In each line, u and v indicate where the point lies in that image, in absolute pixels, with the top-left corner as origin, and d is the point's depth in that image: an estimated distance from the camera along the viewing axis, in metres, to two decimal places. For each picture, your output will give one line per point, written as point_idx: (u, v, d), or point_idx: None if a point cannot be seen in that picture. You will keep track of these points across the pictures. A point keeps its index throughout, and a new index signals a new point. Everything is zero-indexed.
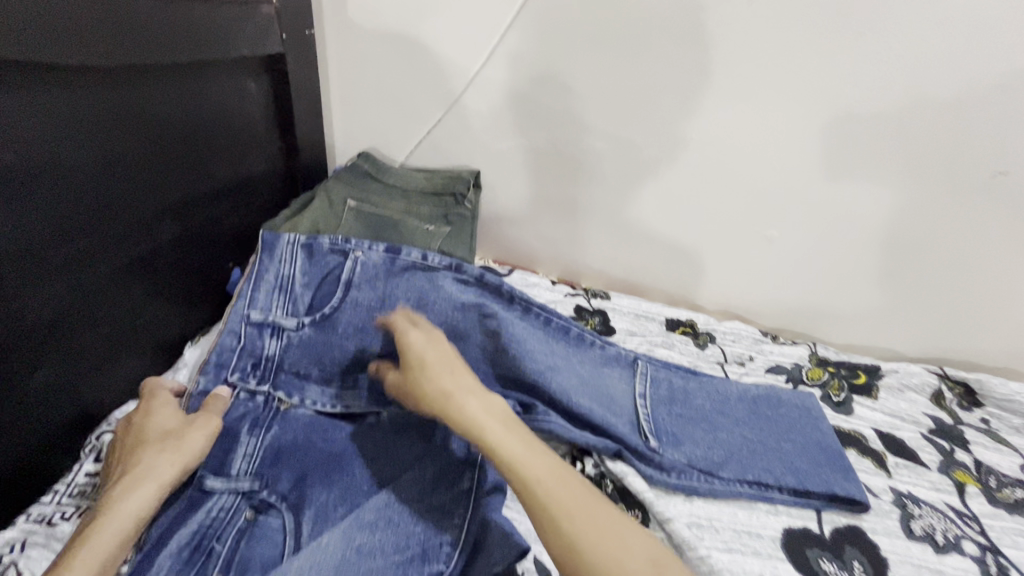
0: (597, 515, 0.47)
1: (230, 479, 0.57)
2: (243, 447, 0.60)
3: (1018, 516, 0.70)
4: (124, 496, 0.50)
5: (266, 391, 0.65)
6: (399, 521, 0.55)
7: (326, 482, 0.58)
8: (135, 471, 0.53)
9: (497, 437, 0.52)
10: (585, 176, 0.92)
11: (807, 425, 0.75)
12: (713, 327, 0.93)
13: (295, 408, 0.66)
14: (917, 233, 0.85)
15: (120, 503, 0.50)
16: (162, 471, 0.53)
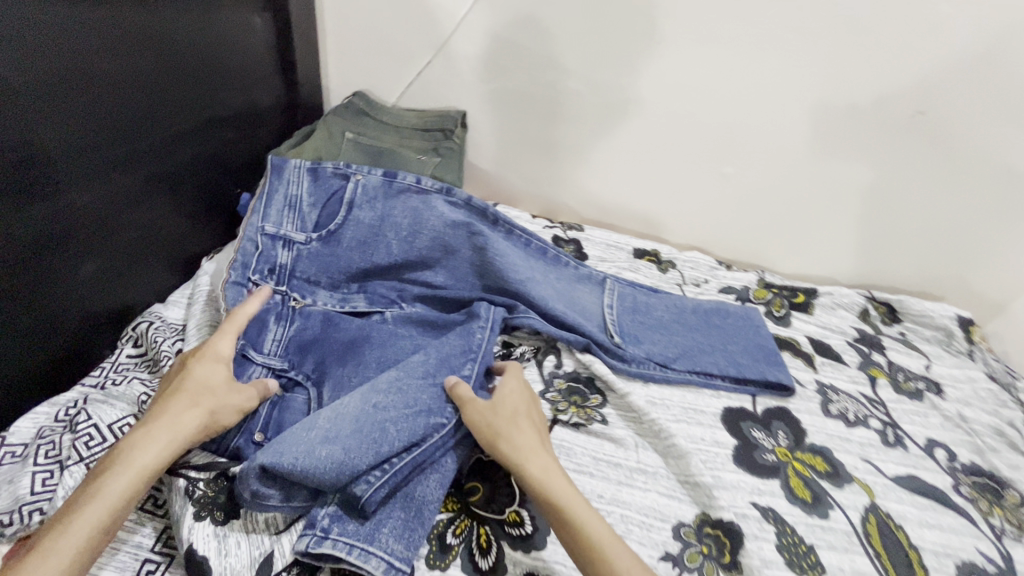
0: None
1: (264, 355, 0.69)
2: (271, 332, 0.71)
3: (917, 401, 0.84)
4: (146, 444, 0.52)
5: (282, 292, 0.75)
6: (410, 386, 0.60)
7: (340, 361, 0.68)
8: (163, 418, 0.54)
9: (576, 507, 0.51)
10: (563, 116, 1.01)
11: (748, 331, 0.88)
12: (674, 256, 1.05)
13: (308, 306, 0.76)
14: (851, 168, 0.97)
15: (141, 450, 0.52)
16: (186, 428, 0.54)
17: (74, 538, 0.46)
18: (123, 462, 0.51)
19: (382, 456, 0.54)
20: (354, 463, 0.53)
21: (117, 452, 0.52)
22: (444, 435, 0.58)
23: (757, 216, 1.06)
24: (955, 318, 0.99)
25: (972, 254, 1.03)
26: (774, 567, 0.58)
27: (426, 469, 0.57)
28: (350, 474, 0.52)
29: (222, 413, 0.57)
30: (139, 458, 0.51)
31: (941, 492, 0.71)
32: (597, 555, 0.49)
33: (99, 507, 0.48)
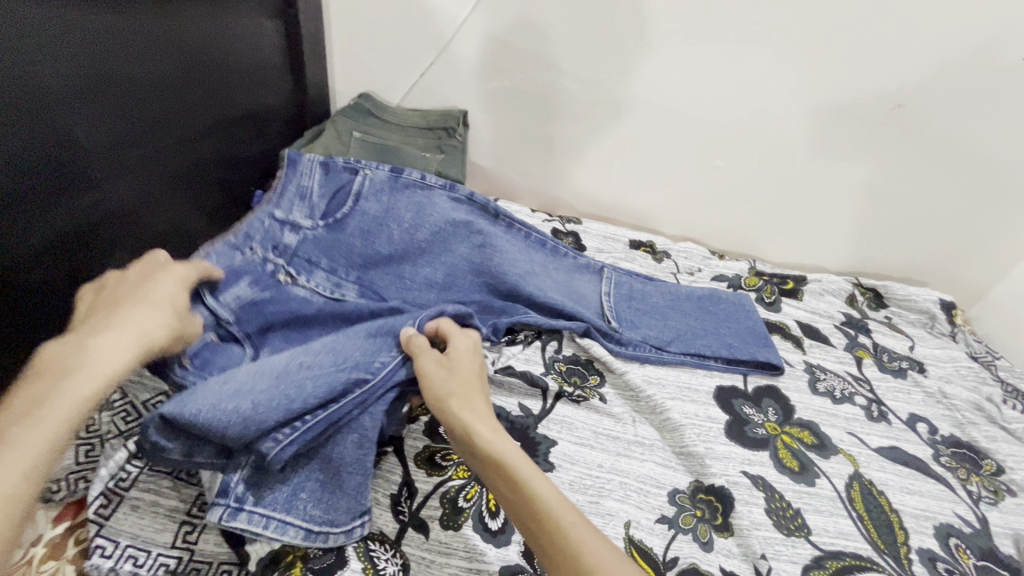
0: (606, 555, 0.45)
1: (219, 303, 0.68)
2: (239, 288, 0.70)
3: (900, 379, 0.89)
4: (109, 346, 0.49)
5: (277, 265, 0.76)
6: (344, 349, 0.60)
7: (285, 336, 0.71)
8: (124, 324, 0.52)
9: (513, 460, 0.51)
10: (560, 114, 1.06)
11: (740, 315, 0.93)
12: (669, 247, 1.10)
13: (294, 284, 0.76)
14: (836, 160, 1.01)
15: (107, 351, 0.49)
16: (109, 363, 0.48)
17: (47, 434, 0.43)
18: (90, 362, 0.47)
19: (293, 412, 0.52)
20: (263, 418, 0.50)
21: (76, 352, 0.48)
22: (365, 391, 0.57)
23: (747, 208, 1.11)
24: (938, 302, 1.03)
25: (954, 241, 1.08)
26: (763, 528, 0.62)
27: (341, 429, 0.56)
28: (259, 429, 0.50)
29: (182, 334, 0.56)
30: (108, 359, 0.48)
31: (921, 462, 0.75)
32: (549, 524, 0.47)
33: (68, 404, 0.45)
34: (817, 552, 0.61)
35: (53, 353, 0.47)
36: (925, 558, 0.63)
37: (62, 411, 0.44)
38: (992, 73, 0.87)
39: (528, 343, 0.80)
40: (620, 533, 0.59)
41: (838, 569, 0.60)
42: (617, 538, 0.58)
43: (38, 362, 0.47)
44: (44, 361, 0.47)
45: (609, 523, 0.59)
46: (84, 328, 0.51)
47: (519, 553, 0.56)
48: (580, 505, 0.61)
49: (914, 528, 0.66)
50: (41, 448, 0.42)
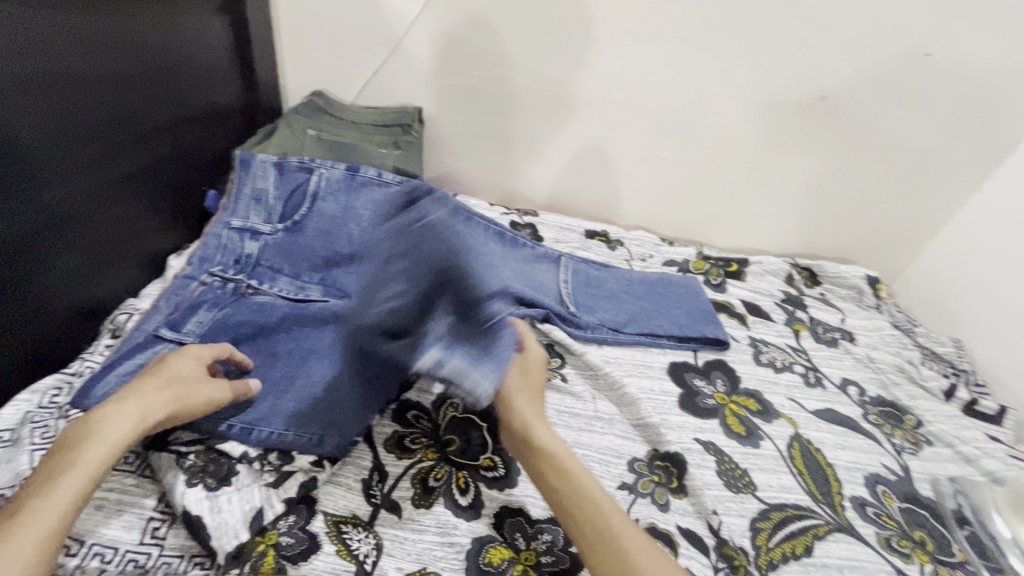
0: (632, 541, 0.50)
1: (181, 332, 0.70)
2: (199, 315, 0.73)
3: (833, 348, 0.97)
4: (109, 420, 0.51)
5: (238, 281, 0.79)
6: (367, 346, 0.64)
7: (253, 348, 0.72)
8: (130, 396, 0.53)
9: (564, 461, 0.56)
10: (513, 109, 1.09)
11: (690, 296, 0.99)
12: (622, 236, 1.16)
13: (259, 293, 0.79)
14: (770, 148, 1.08)
15: (106, 427, 0.51)
16: (93, 454, 0.49)
17: (54, 503, 0.46)
18: (90, 436, 0.50)
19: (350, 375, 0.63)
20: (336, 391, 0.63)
21: (82, 429, 0.51)
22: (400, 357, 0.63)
23: (693, 197, 1.18)
24: (864, 277, 1.14)
25: (877, 223, 1.18)
26: (714, 488, 0.67)
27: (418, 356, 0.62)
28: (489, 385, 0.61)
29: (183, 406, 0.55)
30: (109, 436, 0.50)
31: (852, 421, 0.83)
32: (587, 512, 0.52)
33: (77, 478, 0.48)
34: (763, 505, 0.66)
35: (68, 431, 0.51)
36: (856, 504, 0.70)
37: (67, 485, 0.47)
38: (900, 66, 0.97)
39: None
40: None
41: (781, 519, 0.65)
42: None
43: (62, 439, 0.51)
44: (64, 437, 0.51)
45: None
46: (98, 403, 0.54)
47: (490, 525, 0.58)
48: None
49: (846, 479, 0.73)
50: (52, 514, 0.46)
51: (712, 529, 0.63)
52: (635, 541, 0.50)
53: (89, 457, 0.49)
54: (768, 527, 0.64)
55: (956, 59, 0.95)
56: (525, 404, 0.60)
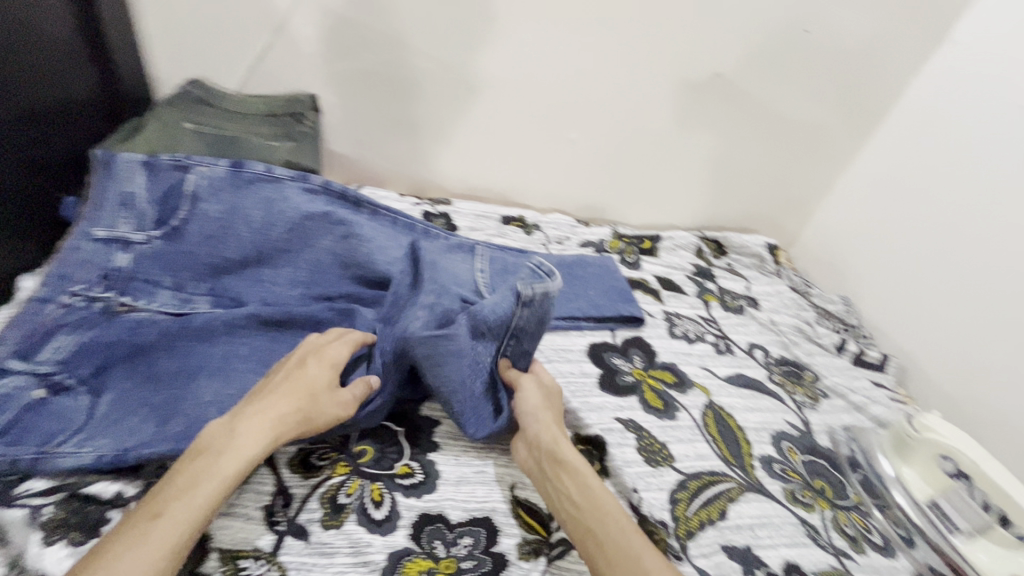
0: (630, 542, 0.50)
1: (34, 363, 0.61)
2: (56, 341, 0.63)
3: (739, 315, 1.02)
4: (245, 434, 0.51)
5: (107, 298, 0.70)
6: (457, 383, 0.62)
7: (128, 372, 0.63)
8: (261, 409, 0.54)
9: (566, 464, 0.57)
10: (416, 94, 1.04)
11: (606, 276, 1.00)
12: (538, 220, 1.15)
13: (135, 310, 0.70)
14: (673, 125, 1.11)
15: (246, 439, 0.51)
16: (226, 465, 0.49)
17: (179, 513, 0.46)
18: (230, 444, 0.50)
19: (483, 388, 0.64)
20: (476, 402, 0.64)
21: (233, 430, 0.52)
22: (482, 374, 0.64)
23: (605, 177, 1.19)
24: (764, 246, 1.22)
25: (774, 194, 1.26)
26: (634, 465, 0.67)
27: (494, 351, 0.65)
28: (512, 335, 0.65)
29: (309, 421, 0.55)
30: (242, 448, 0.50)
31: (759, 383, 0.88)
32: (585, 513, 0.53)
33: (212, 489, 0.48)
34: (681, 475, 0.68)
35: (215, 431, 0.51)
36: (764, 462, 0.74)
37: (205, 493, 0.47)
38: (784, 42, 1.01)
39: None
40: (506, 495, 0.60)
41: (697, 488, 0.67)
42: (503, 501, 0.59)
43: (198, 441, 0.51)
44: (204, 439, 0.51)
45: (493, 487, 0.61)
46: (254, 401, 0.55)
47: (406, 537, 0.54)
48: (466, 476, 0.61)
49: (755, 440, 0.77)
50: (184, 526, 0.45)
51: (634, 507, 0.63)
52: (650, 564, 0.48)
53: (224, 469, 0.49)
54: (685, 498, 0.65)
55: (831, 35, 1.02)
56: (543, 426, 0.61)
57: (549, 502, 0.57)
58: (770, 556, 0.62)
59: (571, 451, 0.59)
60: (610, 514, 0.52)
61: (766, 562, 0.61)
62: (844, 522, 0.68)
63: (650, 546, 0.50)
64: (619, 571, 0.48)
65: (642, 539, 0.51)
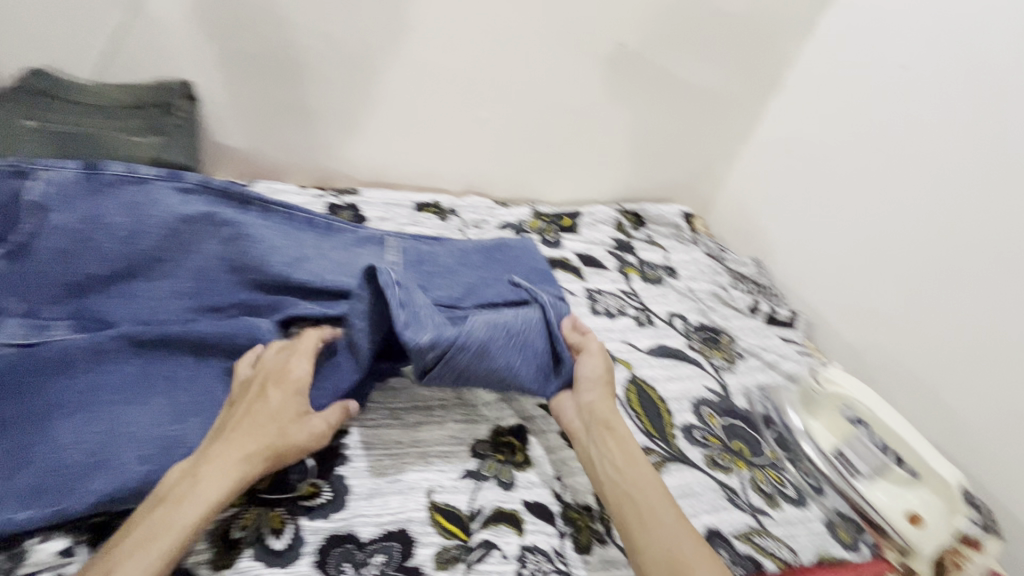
0: (664, 517, 0.52)
1: None
2: None
3: (659, 285, 1.03)
4: (209, 478, 0.48)
5: None
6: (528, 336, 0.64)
7: None
8: (226, 448, 0.50)
9: (619, 432, 0.60)
10: (307, 76, 0.96)
11: (526, 257, 0.98)
12: (454, 204, 1.11)
13: None
14: (583, 99, 1.09)
15: (208, 480, 0.48)
16: (187, 514, 0.46)
17: (134, 572, 0.43)
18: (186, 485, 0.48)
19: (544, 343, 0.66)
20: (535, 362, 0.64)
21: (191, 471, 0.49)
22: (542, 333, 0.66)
23: (520, 156, 1.16)
24: (680, 215, 1.24)
25: (687, 164, 1.27)
26: (558, 451, 0.66)
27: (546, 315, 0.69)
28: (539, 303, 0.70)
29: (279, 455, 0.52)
30: (205, 496, 0.47)
31: (679, 351, 0.89)
32: (628, 480, 0.56)
33: (172, 540, 0.45)
34: None
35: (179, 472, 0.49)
36: (685, 431, 0.75)
37: (164, 546, 0.44)
38: (679, 11, 1.03)
39: None
40: (423, 502, 0.57)
41: None
42: (418, 510, 0.56)
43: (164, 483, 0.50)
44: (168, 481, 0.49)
45: (409, 496, 0.57)
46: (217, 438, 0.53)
47: (311, 564, 0.50)
48: (379, 488, 0.57)
49: (677, 409, 0.77)
50: None
51: (556, 496, 0.61)
52: (681, 537, 0.51)
53: (184, 519, 0.46)
54: None
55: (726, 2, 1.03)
56: (597, 394, 0.63)
57: (586, 463, 0.60)
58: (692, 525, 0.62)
59: (621, 424, 0.61)
60: (651, 486, 0.55)
61: None
62: (760, 480, 0.70)
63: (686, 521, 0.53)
64: (651, 538, 0.51)
65: (678, 515, 0.54)
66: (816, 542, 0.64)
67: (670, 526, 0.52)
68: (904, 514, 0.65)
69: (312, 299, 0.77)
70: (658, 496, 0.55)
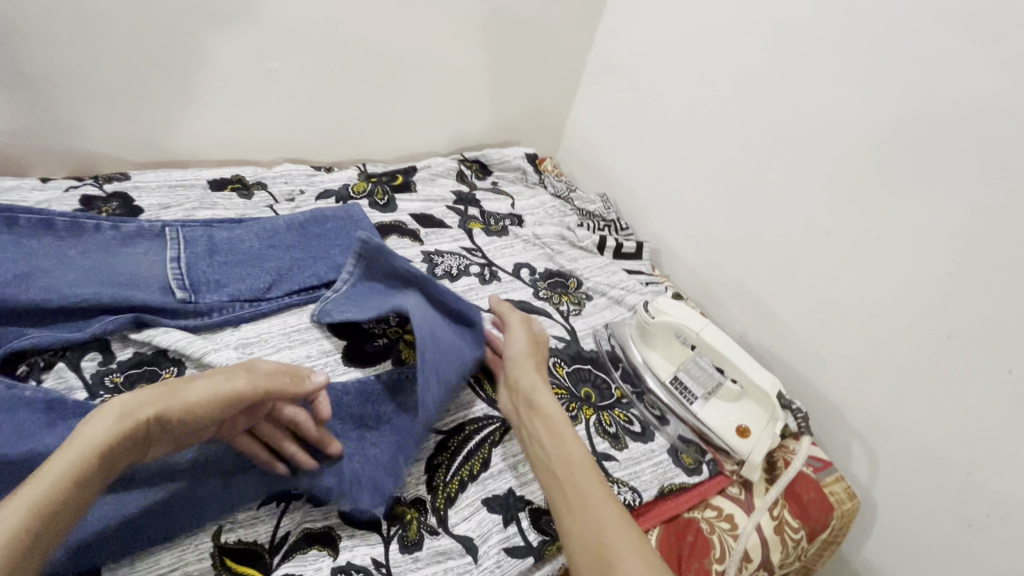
0: (592, 493, 0.48)
1: None
2: None
3: (504, 236, 0.98)
4: (170, 380, 0.45)
5: None
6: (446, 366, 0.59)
7: None
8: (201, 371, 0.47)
9: (547, 413, 0.55)
10: (12, 36, 0.72)
11: (351, 227, 0.86)
12: (261, 176, 0.95)
13: None
14: (391, 37, 0.97)
15: (170, 381, 0.44)
16: (145, 399, 0.42)
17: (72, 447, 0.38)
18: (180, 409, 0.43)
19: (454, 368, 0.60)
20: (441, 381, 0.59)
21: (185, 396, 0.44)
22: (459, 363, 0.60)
23: (335, 110, 1.01)
24: (525, 157, 1.18)
25: (525, 102, 1.21)
26: None
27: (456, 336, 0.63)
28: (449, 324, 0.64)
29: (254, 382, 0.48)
30: (168, 388, 0.43)
31: (525, 304, 0.84)
32: (556, 463, 0.51)
33: (115, 421, 0.40)
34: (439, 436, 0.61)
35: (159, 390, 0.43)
36: None
37: (104, 428, 0.39)
38: None
39: (71, 378, 0.60)
40: (205, 548, 0.47)
41: (457, 445, 0.60)
42: (199, 559, 0.46)
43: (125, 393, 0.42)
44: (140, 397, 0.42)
45: (184, 545, 0.47)
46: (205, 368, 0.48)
47: None
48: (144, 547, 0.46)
49: None
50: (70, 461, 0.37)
51: None
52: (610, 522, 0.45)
53: (140, 404, 0.42)
54: (445, 461, 0.58)
55: None
56: (528, 375, 0.60)
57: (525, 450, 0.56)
58: (534, 491, 0.58)
59: (553, 402, 0.57)
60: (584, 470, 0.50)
61: (529, 499, 0.57)
62: (606, 422, 0.69)
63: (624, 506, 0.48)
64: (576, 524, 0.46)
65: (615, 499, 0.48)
66: (659, 474, 0.64)
67: (599, 502, 0.47)
68: (734, 426, 0.67)
69: (53, 326, 0.63)
70: (589, 475, 0.50)
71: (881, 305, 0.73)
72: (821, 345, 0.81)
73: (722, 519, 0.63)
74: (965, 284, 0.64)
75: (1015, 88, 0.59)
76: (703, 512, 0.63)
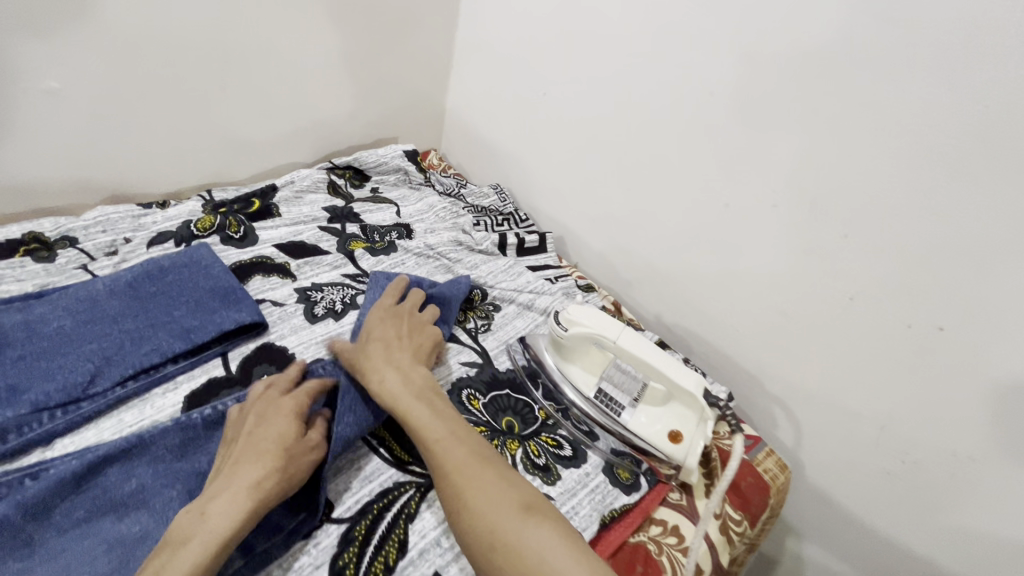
0: (457, 457, 0.47)
1: None
2: None
3: (392, 253, 0.86)
4: (250, 457, 0.47)
5: None
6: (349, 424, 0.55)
7: None
8: (267, 432, 0.49)
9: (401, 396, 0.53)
10: None
11: (197, 276, 0.70)
12: (68, 227, 0.75)
13: None
14: (207, 39, 0.79)
15: (249, 461, 0.47)
16: (249, 472, 0.46)
17: (199, 540, 0.41)
18: (285, 477, 0.47)
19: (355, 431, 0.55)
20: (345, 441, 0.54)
21: (288, 469, 0.47)
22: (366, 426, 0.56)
23: (156, 134, 0.83)
24: (403, 155, 1.06)
25: (392, 93, 1.08)
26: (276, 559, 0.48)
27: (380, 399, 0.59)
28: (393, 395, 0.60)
29: (315, 440, 0.52)
30: (260, 462, 0.46)
31: None
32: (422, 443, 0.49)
33: (232, 505, 0.43)
34: (342, 526, 0.51)
35: (267, 468, 0.46)
36: None
37: (222, 513, 0.43)
38: None
39: None
40: None
41: (367, 531, 0.51)
42: None
43: (241, 474, 0.45)
44: (253, 483, 0.45)
45: None
46: (299, 435, 0.51)
47: None
48: None
49: None
50: (202, 548, 0.40)
51: None
52: (486, 499, 0.44)
53: (242, 482, 0.45)
54: (353, 556, 0.49)
55: None
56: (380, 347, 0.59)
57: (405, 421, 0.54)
58: (464, 567, 0.51)
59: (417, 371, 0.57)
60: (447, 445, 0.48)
61: None
62: (534, 453, 0.62)
63: (494, 467, 0.47)
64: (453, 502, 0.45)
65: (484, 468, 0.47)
66: (598, 503, 0.59)
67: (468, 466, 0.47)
68: (664, 433, 0.62)
69: None
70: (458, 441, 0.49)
71: (786, 274, 0.71)
72: (733, 318, 0.80)
73: (668, 534, 0.59)
74: (861, 247, 0.63)
75: (881, 47, 0.57)
76: (648, 531, 0.59)
